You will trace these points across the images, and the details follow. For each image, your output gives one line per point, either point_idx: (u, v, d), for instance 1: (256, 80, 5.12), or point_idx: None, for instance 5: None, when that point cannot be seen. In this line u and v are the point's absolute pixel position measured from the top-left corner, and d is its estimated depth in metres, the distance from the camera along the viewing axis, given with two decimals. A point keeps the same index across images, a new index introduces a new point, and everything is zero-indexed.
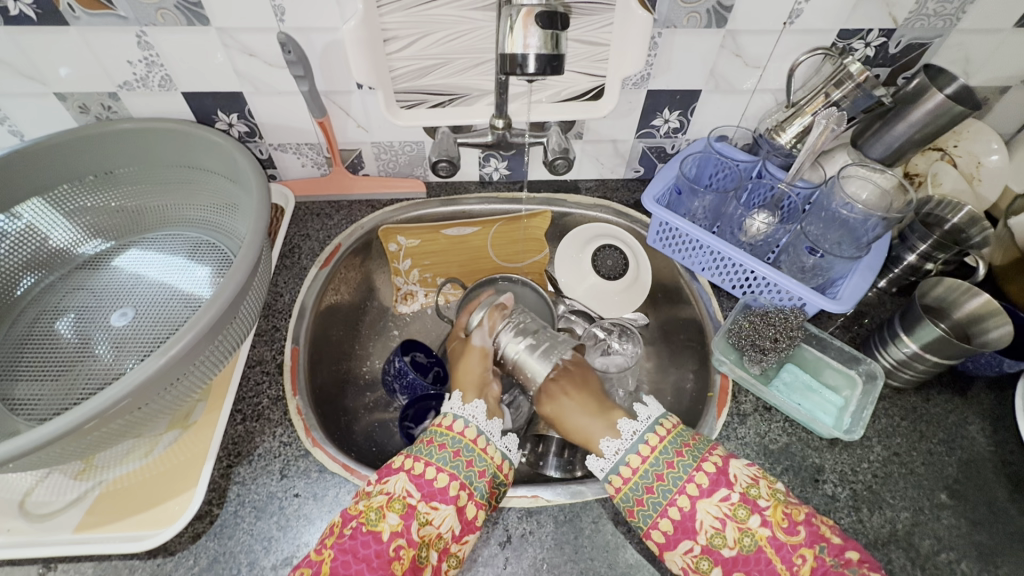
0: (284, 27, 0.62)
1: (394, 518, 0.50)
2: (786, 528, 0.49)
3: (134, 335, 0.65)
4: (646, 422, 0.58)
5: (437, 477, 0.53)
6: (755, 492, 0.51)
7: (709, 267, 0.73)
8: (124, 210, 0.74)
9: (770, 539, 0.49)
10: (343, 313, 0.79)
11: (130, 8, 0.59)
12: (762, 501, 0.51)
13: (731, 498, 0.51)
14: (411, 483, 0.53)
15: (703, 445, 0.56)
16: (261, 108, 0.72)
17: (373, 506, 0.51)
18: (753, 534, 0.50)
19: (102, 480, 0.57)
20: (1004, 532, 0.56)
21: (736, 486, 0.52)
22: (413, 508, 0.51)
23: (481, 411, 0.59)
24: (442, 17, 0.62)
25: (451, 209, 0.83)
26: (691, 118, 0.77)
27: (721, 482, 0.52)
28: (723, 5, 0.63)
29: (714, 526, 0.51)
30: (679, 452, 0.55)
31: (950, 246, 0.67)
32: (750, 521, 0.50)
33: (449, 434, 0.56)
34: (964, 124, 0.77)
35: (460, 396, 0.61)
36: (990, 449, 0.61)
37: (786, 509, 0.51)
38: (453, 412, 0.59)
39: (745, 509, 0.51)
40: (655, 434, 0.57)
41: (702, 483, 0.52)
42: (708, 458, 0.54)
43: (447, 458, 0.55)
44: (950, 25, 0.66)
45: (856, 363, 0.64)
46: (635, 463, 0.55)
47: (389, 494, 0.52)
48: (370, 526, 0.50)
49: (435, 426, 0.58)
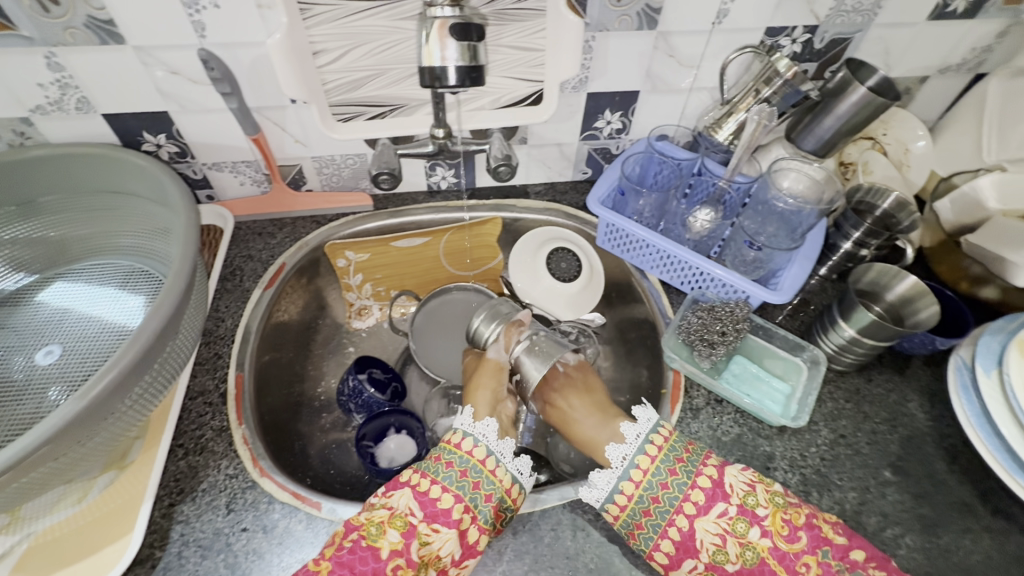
0: (205, 43, 0.60)
1: (394, 535, 0.49)
2: (787, 535, 0.50)
3: (63, 374, 0.62)
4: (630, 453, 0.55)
5: (441, 497, 0.52)
6: (753, 501, 0.51)
7: (658, 266, 0.74)
8: (47, 241, 0.70)
9: (772, 549, 0.50)
10: (291, 334, 0.77)
11: (36, 28, 0.56)
12: (761, 511, 0.51)
13: (729, 512, 0.51)
14: (415, 501, 0.51)
15: (696, 456, 0.55)
16: (190, 128, 0.69)
17: (374, 521, 0.50)
18: (755, 547, 0.50)
19: (30, 532, 0.53)
20: (943, 503, 0.58)
21: (734, 498, 0.52)
22: (414, 527, 0.50)
23: (492, 430, 0.56)
24: (372, 28, 0.61)
25: (399, 220, 0.82)
26: (632, 119, 0.78)
27: (718, 496, 0.52)
28: (652, 7, 0.63)
29: (715, 543, 0.51)
30: (673, 471, 0.53)
31: (881, 232, 0.70)
32: (750, 534, 0.50)
33: (456, 452, 0.54)
34: (890, 113, 0.80)
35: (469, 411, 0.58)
36: (929, 424, 0.64)
37: (785, 514, 0.51)
38: (462, 428, 0.56)
39: (744, 522, 0.51)
40: (646, 455, 0.55)
41: (699, 501, 0.52)
42: (703, 472, 0.53)
43: (453, 477, 0.53)
44: (869, 20, 0.69)
45: (800, 350, 0.65)
46: (635, 481, 0.54)
47: (391, 509, 0.51)
48: (370, 542, 0.49)
49: (444, 441, 0.56)
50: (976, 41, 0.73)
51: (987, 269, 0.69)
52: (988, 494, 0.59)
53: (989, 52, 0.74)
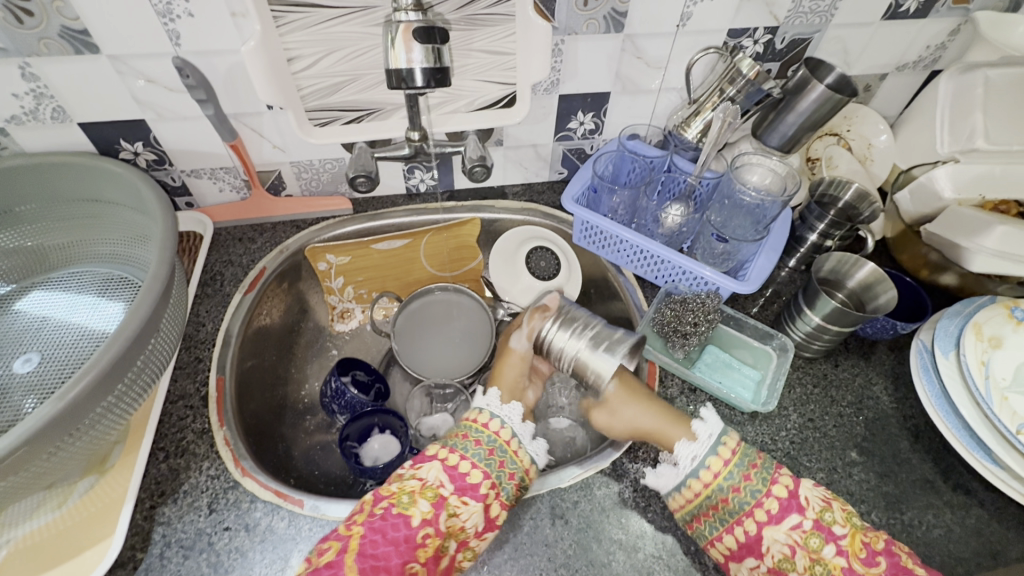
0: (180, 51, 0.61)
1: (425, 505, 0.51)
2: (863, 558, 0.50)
3: (41, 381, 0.62)
4: (705, 446, 0.56)
5: (470, 472, 0.54)
6: (829, 519, 0.51)
7: (632, 260, 0.76)
8: (23, 250, 0.70)
9: (846, 569, 0.50)
10: (273, 337, 0.77)
11: (9, 39, 0.56)
12: (837, 528, 0.51)
13: (804, 525, 0.51)
14: (444, 473, 0.53)
15: (770, 464, 0.55)
16: (167, 136, 0.70)
17: (405, 490, 0.52)
18: (826, 563, 0.50)
19: (9, 539, 0.53)
20: (906, 481, 0.60)
21: (810, 512, 0.52)
22: (444, 498, 0.52)
23: (516, 414, 0.59)
24: (345, 34, 0.62)
25: (378, 224, 0.83)
26: (604, 119, 0.80)
27: (793, 508, 0.52)
28: (617, 11, 0.66)
29: (783, 551, 0.52)
30: (747, 476, 0.54)
31: (843, 224, 0.72)
32: (823, 551, 0.50)
33: (484, 431, 0.57)
34: (853, 110, 0.82)
35: (496, 393, 0.60)
36: (892, 406, 0.66)
37: (864, 538, 0.51)
38: (488, 409, 0.59)
39: (819, 538, 0.51)
40: (719, 457, 0.55)
41: (772, 509, 0.52)
42: (779, 482, 0.53)
43: (482, 454, 0.55)
44: (826, 20, 0.72)
45: (770, 338, 0.67)
46: (709, 477, 0.55)
47: (422, 481, 0.53)
48: (401, 510, 0.51)
49: (469, 420, 0.59)
50: (930, 39, 0.76)
51: (944, 256, 0.72)
52: (949, 471, 0.61)
53: (943, 50, 0.78)
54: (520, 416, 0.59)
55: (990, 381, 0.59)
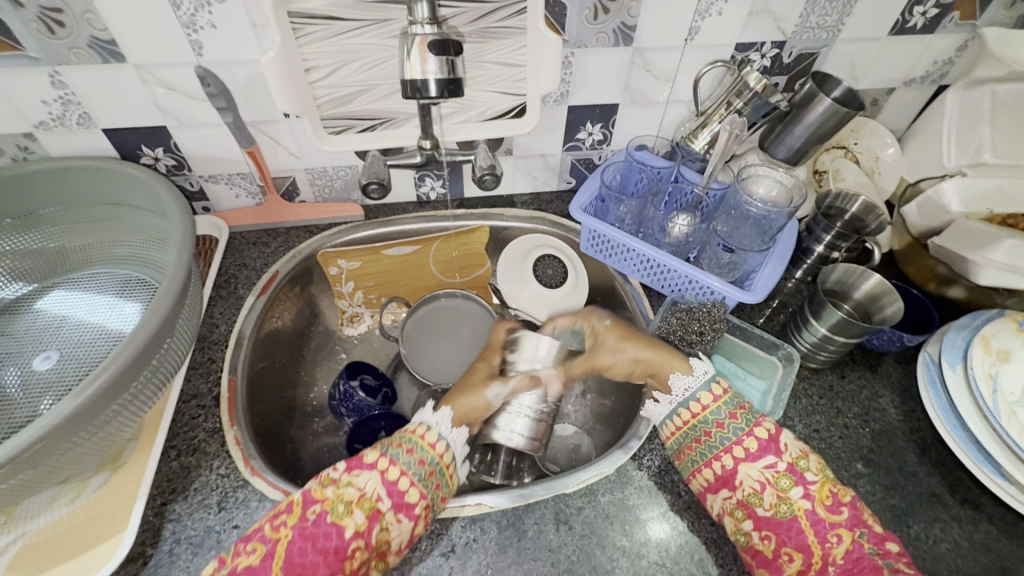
0: (202, 61, 0.63)
1: (359, 517, 0.50)
2: (828, 505, 0.49)
3: (59, 378, 0.63)
4: (700, 380, 0.57)
5: (409, 489, 0.52)
6: (804, 465, 0.51)
7: (639, 269, 0.76)
8: (45, 251, 0.72)
9: (808, 511, 0.49)
10: (284, 340, 0.79)
11: (42, 48, 0.59)
12: (810, 475, 0.51)
13: (778, 466, 0.51)
14: (383, 487, 0.51)
15: (756, 411, 0.56)
16: (187, 142, 0.72)
17: (342, 499, 0.50)
18: (791, 503, 0.50)
19: (23, 532, 0.54)
20: (913, 494, 0.60)
21: (786, 456, 0.52)
22: (379, 512, 0.51)
23: (446, 419, 0.57)
24: (362, 46, 0.64)
25: (388, 230, 0.84)
26: (612, 130, 0.81)
27: (770, 450, 0.52)
28: (627, 25, 0.67)
29: (754, 487, 0.52)
30: (732, 415, 0.55)
31: (850, 236, 0.72)
32: (791, 491, 0.50)
33: (429, 450, 0.54)
34: (861, 124, 0.83)
35: (448, 413, 0.58)
36: (900, 419, 0.66)
37: (833, 488, 0.50)
38: (437, 428, 0.56)
39: (789, 479, 0.51)
40: (710, 393, 0.56)
41: (751, 447, 0.53)
42: (761, 424, 0.54)
43: (421, 473, 0.53)
44: (833, 35, 0.73)
45: (776, 349, 0.68)
46: (702, 405, 0.56)
47: (359, 490, 0.51)
48: (335, 519, 0.49)
49: (408, 431, 0.56)
50: (937, 54, 0.77)
51: (951, 269, 0.73)
52: (956, 485, 0.61)
53: (950, 65, 0.78)
54: (463, 442, 0.58)
55: (997, 394, 0.58)
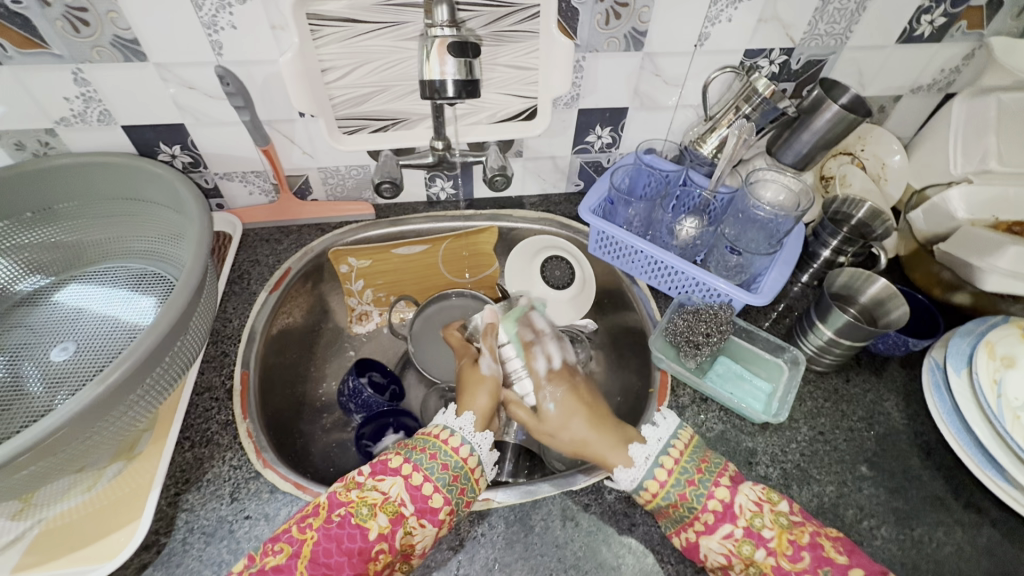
0: (222, 61, 0.64)
1: (383, 520, 0.52)
2: (790, 555, 0.51)
3: (75, 369, 0.65)
4: (657, 448, 0.58)
5: (432, 495, 0.54)
6: (759, 523, 0.53)
7: (647, 271, 0.77)
8: (63, 245, 0.74)
9: (775, 567, 0.51)
10: (295, 337, 0.80)
11: (66, 46, 0.60)
12: (766, 532, 0.52)
13: (735, 534, 0.52)
14: (406, 492, 0.53)
15: (710, 473, 0.56)
16: (204, 139, 0.74)
17: (365, 502, 0.53)
18: (759, 564, 0.51)
19: (41, 518, 0.56)
20: (917, 497, 0.61)
21: (741, 520, 0.53)
22: (402, 516, 0.52)
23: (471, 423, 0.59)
24: (377, 47, 0.65)
25: (400, 229, 0.85)
26: (621, 133, 0.82)
27: (726, 518, 0.53)
28: (638, 30, 0.68)
29: (720, 559, 0.53)
30: (683, 494, 0.55)
31: (856, 240, 0.74)
32: (755, 555, 0.52)
33: (452, 456, 0.56)
34: (867, 130, 0.84)
35: (471, 418, 0.60)
36: (904, 422, 0.66)
37: (790, 534, 0.52)
38: (460, 432, 0.58)
39: (750, 544, 0.52)
40: (670, 456, 0.57)
41: (707, 521, 0.53)
42: (713, 496, 0.54)
43: (444, 479, 0.55)
44: (842, 43, 0.74)
45: (782, 351, 0.68)
46: (655, 488, 0.56)
47: (383, 494, 0.53)
48: (359, 521, 0.51)
49: (430, 434, 0.58)
50: (944, 63, 0.78)
51: (956, 275, 0.73)
52: (960, 489, 0.61)
53: (957, 73, 0.79)
54: (489, 446, 0.59)
55: (1001, 400, 0.58)
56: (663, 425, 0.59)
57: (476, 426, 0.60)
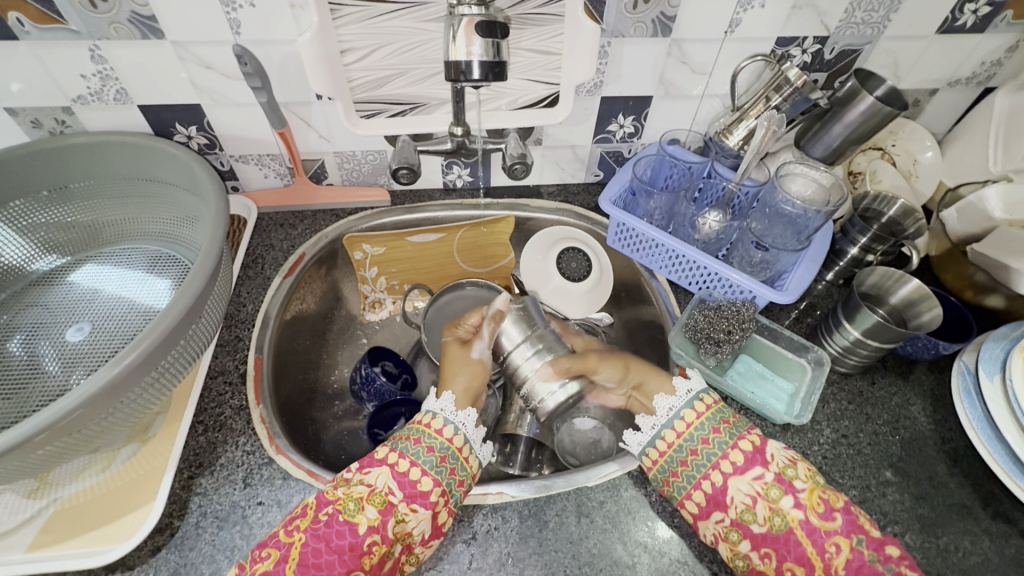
0: (240, 40, 0.63)
1: (372, 512, 0.50)
2: (821, 512, 0.50)
3: (90, 349, 0.64)
4: (683, 398, 0.57)
5: (421, 479, 0.53)
6: (792, 473, 0.52)
7: (668, 266, 0.75)
8: (78, 225, 0.73)
9: (802, 521, 0.49)
10: (308, 323, 0.79)
11: (83, 22, 0.59)
12: (799, 483, 0.51)
13: (766, 477, 0.51)
14: (394, 481, 0.52)
15: (741, 423, 0.56)
16: (219, 120, 0.72)
17: (352, 497, 0.51)
18: (785, 515, 0.50)
19: (57, 497, 0.56)
20: (943, 504, 0.59)
21: (773, 466, 0.52)
22: (392, 505, 0.51)
23: (470, 420, 0.58)
24: (397, 29, 0.63)
25: (416, 216, 0.84)
26: (644, 123, 0.80)
27: (757, 461, 0.52)
28: (667, 15, 0.65)
29: (745, 502, 0.51)
30: (716, 429, 0.55)
31: (887, 239, 0.71)
32: (783, 502, 0.50)
33: (437, 437, 0.56)
34: (900, 124, 0.81)
35: (451, 398, 0.60)
36: (930, 427, 0.64)
37: (823, 494, 0.51)
38: (442, 414, 0.58)
39: (779, 489, 0.51)
40: (693, 410, 0.56)
41: (738, 461, 0.53)
42: (747, 437, 0.54)
43: (433, 462, 0.54)
44: (879, 32, 0.71)
45: (806, 351, 0.66)
46: (689, 419, 0.56)
47: (370, 486, 0.52)
48: (347, 517, 0.50)
49: (421, 424, 0.57)
50: (986, 55, 0.74)
51: (991, 277, 0.70)
52: (989, 497, 0.59)
53: (998, 67, 0.76)
54: (474, 423, 0.59)
55: None
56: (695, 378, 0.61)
57: (458, 406, 0.60)
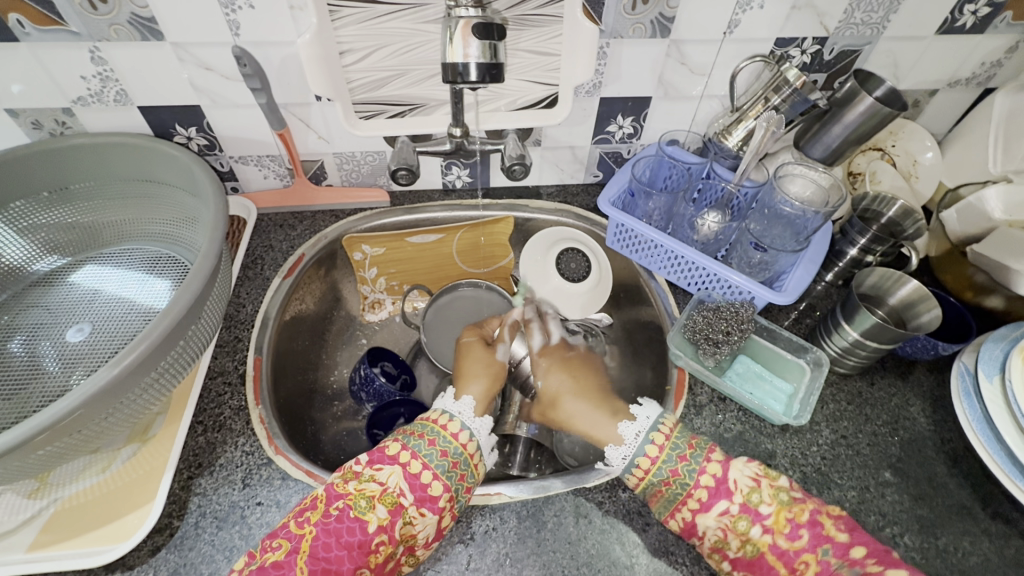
0: (239, 41, 0.63)
1: (382, 511, 0.50)
2: (788, 533, 0.50)
3: (90, 350, 0.65)
4: (634, 446, 0.56)
5: (433, 483, 0.53)
6: (756, 499, 0.51)
7: (667, 266, 0.75)
8: (79, 226, 0.74)
9: (772, 546, 0.50)
10: (308, 324, 0.79)
11: (83, 24, 0.59)
12: (763, 508, 0.51)
13: (731, 510, 0.51)
14: (406, 482, 0.52)
15: (703, 447, 0.55)
16: (219, 122, 0.73)
17: (364, 494, 0.51)
18: (754, 542, 0.50)
19: (57, 498, 0.56)
20: (942, 505, 0.59)
21: (736, 496, 0.52)
22: (402, 507, 0.51)
23: (484, 427, 0.58)
24: (396, 30, 0.64)
25: (415, 216, 0.84)
26: (643, 124, 0.80)
27: (721, 494, 0.52)
28: (665, 16, 0.65)
29: (716, 534, 0.52)
30: (675, 470, 0.54)
31: (886, 240, 0.71)
32: (751, 532, 0.50)
33: (451, 441, 0.55)
34: (899, 125, 0.81)
35: (470, 403, 0.59)
36: (929, 428, 0.64)
37: (788, 512, 0.50)
38: (459, 418, 0.57)
39: (745, 520, 0.51)
40: (653, 446, 0.55)
41: (702, 497, 0.52)
42: (706, 470, 0.53)
43: (445, 466, 0.54)
44: (878, 32, 0.70)
45: (805, 351, 0.66)
46: (646, 465, 0.55)
47: (382, 486, 0.52)
48: (358, 514, 0.50)
49: (435, 423, 0.57)
50: (986, 55, 0.74)
51: (991, 278, 0.70)
52: (988, 498, 0.59)
53: (998, 67, 0.76)
54: (487, 431, 0.59)
55: None
56: (650, 405, 0.59)
57: (476, 410, 0.60)
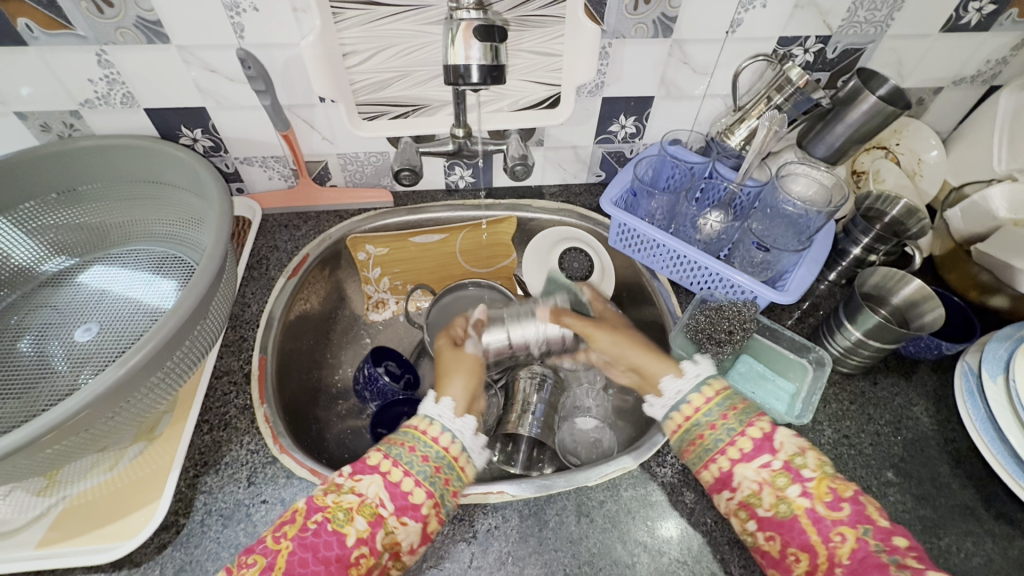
0: (243, 43, 0.64)
1: (361, 523, 0.50)
2: (828, 502, 0.49)
3: (98, 350, 0.66)
4: (691, 383, 0.58)
5: (413, 491, 0.52)
6: (800, 462, 0.51)
7: (669, 266, 0.75)
8: (86, 227, 0.74)
9: (807, 509, 0.49)
10: (312, 323, 0.80)
11: (90, 27, 0.60)
12: (806, 472, 0.50)
13: (773, 464, 0.51)
14: (386, 491, 0.52)
15: (751, 410, 0.55)
16: (224, 123, 0.73)
17: (342, 507, 0.51)
18: (790, 502, 0.50)
19: (65, 495, 0.57)
20: (945, 506, 0.59)
21: (780, 454, 0.52)
22: (382, 517, 0.51)
23: (467, 428, 0.58)
24: (398, 31, 0.64)
25: (417, 217, 0.85)
26: (646, 123, 0.80)
27: (764, 449, 0.52)
28: (668, 15, 0.65)
29: (751, 488, 0.51)
30: (724, 416, 0.55)
31: (889, 239, 0.71)
32: (789, 490, 0.50)
33: (433, 445, 0.56)
34: (902, 124, 0.80)
35: (450, 406, 0.59)
36: (933, 428, 0.64)
37: (832, 484, 0.50)
38: (440, 421, 0.58)
39: (786, 478, 0.50)
40: (701, 395, 0.57)
41: (745, 448, 0.53)
42: (754, 424, 0.54)
43: (427, 472, 0.54)
44: (882, 30, 0.70)
45: (806, 351, 0.66)
46: (689, 411, 0.57)
47: (360, 497, 0.52)
48: (336, 527, 0.50)
49: (417, 430, 0.57)
50: (991, 53, 0.74)
51: (996, 277, 0.70)
52: (992, 498, 0.59)
53: (1004, 65, 0.75)
54: (471, 431, 0.58)
55: None
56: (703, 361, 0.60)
57: (456, 412, 0.60)
